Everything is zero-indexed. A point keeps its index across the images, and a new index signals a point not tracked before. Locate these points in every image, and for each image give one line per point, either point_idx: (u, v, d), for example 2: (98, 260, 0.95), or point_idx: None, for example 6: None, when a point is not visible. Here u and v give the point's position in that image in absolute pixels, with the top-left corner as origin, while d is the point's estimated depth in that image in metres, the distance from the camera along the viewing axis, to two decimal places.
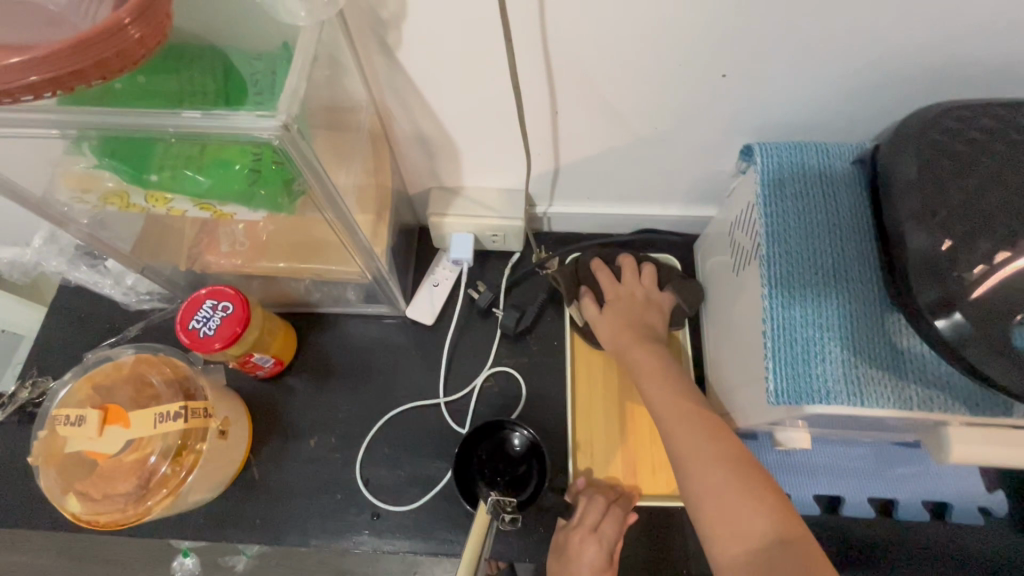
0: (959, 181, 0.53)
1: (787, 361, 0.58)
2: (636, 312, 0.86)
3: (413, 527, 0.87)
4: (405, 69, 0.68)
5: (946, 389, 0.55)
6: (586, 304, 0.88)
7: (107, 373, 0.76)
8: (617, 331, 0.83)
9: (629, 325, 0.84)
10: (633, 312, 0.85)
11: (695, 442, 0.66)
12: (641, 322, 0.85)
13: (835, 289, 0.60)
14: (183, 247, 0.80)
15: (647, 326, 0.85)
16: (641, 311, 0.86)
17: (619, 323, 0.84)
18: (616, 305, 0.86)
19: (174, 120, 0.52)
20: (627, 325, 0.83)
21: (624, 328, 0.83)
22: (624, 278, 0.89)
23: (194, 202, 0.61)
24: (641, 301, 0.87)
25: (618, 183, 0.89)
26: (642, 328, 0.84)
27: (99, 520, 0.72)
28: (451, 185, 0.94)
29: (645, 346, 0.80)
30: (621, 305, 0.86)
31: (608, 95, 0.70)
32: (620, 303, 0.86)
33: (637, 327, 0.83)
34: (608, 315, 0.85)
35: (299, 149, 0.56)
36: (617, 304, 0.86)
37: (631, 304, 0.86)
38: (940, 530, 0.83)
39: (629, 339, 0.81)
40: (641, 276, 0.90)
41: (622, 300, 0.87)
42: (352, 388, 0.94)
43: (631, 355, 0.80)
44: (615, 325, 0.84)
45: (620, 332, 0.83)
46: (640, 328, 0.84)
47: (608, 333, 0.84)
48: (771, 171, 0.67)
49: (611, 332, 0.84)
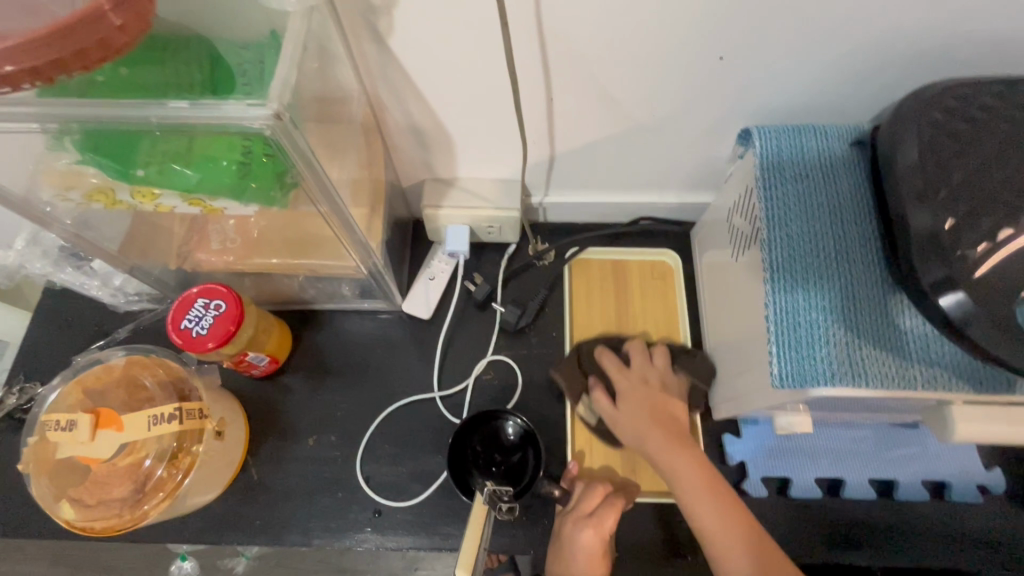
0: (961, 160, 0.52)
1: (790, 345, 0.58)
2: (653, 396, 0.82)
3: (416, 523, 0.85)
4: (398, 57, 0.66)
5: (949, 367, 0.56)
6: (598, 398, 0.84)
7: (98, 377, 0.75)
8: (634, 422, 0.79)
9: (646, 415, 0.79)
10: (651, 396, 0.82)
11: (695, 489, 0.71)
12: (659, 408, 0.81)
13: (838, 273, 0.60)
14: (172, 245, 0.78)
15: (666, 413, 0.80)
16: (658, 395, 0.82)
17: (635, 412, 0.80)
18: (630, 394, 0.82)
19: (160, 111, 0.51)
20: (645, 415, 0.79)
21: (643, 417, 0.79)
22: (633, 363, 0.87)
23: (183, 197, 0.59)
24: (658, 386, 0.83)
25: (614, 172, 0.89)
26: (662, 415, 0.79)
27: (94, 527, 0.69)
28: (445, 177, 0.92)
29: (665, 432, 0.77)
30: (636, 395, 0.82)
31: (604, 81, 0.69)
32: (634, 391, 0.83)
33: (656, 414, 0.79)
34: (623, 407, 0.82)
35: (292, 140, 0.54)
36: (632, 395, 0.82)
37: (644, 388, 0.83)
38: (939, 509, 0.83)
39: (644, 426, 0.78)
40: (651, 359, 0.88)
41: (634, 387, 0.83)
42: (350, 385, 0.93)
43: (651, 447, 0.76)
44: (635, 420, 0.79)
45: (639, 421, 0.79)
46: (659, 412, 0.80)
47: (628, 425, 0.80)
48: (772, 154, 0.66)
49: (636, 429, 0.79)
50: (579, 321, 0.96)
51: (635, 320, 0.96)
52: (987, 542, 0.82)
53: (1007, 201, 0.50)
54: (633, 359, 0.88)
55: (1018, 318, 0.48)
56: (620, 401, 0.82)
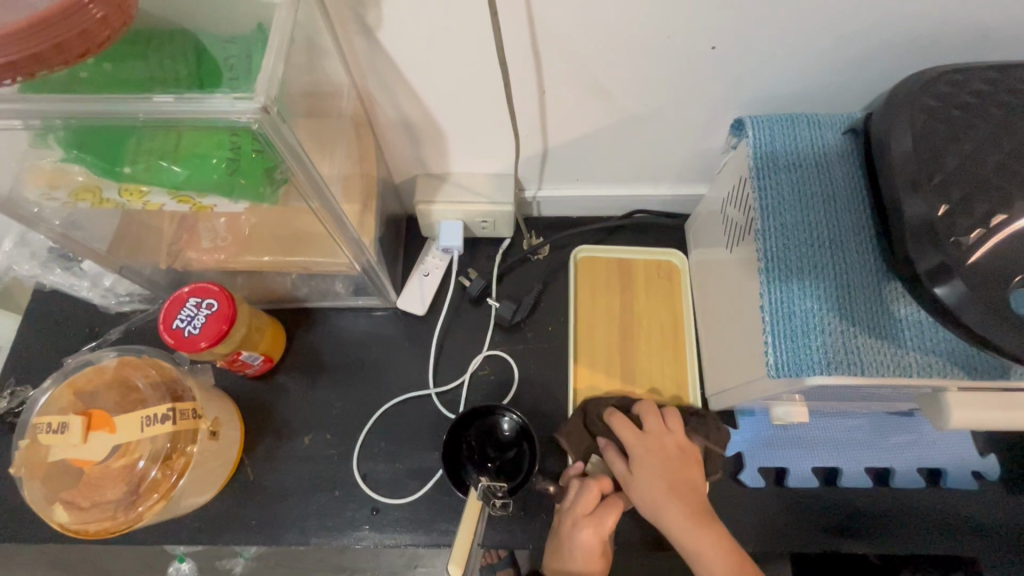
0: (954, 145, 0.52)
1: (786, 334, 0.58)
2: (675, 469, 0.74)
3: (414, 519, 0.85)
4: (387, 51, 0.66)
5: (944, 353, 0.56)
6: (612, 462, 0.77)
7: (89, 378, 0.74)
8: (660, 505, 0.71)
9: (672, 497, 0.71)
10: (673, 469, 0.73)
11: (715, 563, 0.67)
12: (683, 483, 0.73)
13: (833, 263, 0.60)
14: (162, 243, 0.78)
15: (690, 489, 0.72)
16: (680, 470, 0.74)
17: (662, 492, 0.71)
18: (648, 462, 0.74)
19: (145, 106, 0.50)
20: (673, 496, 0.71)
21: (668, 494, 0.71)
22: (649, 427, 0.78)
23: (171, 194, 0.58)
24: (679, 456, 0.75)
25: (607, 164, 0.88)
26: (686, 491, 0.72)
27: (89, 531, 0.68)
28: (438, 172, 0.92)
29: (689, 510, 0.70)
30: (658, 470, 0.73)
31: (596, 72, 0.69)
32: (658, 467, 0.73)
33: (680, 491, 0.71)
34: (643, 481, 0.73)
35: (281, 133, 0.53)
36: (658, 472, 0.73)
37: (666, 460, 0.74)
38: (934, 496, 0.84)
39: (670, 509, 0.70)
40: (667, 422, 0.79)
41: (653, 455, 0.75)
42: (345, 382, 0.93)
43: (679, 533, 0.69)
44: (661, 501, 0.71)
45: (661, 498, 0.71)
46: (682, 489, 0.72)
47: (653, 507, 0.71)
48: (765, 145, 0.66)
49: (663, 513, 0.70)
50: (580, 313, 0.95)
51: (638, 319, 0.95)
52: (982, 528, 0.83)
53: (1000, 187, 0.50)
54: (647, 422, 0.79)
55: (1015, 304, 0.48)
56: (640, 477, 0.73)
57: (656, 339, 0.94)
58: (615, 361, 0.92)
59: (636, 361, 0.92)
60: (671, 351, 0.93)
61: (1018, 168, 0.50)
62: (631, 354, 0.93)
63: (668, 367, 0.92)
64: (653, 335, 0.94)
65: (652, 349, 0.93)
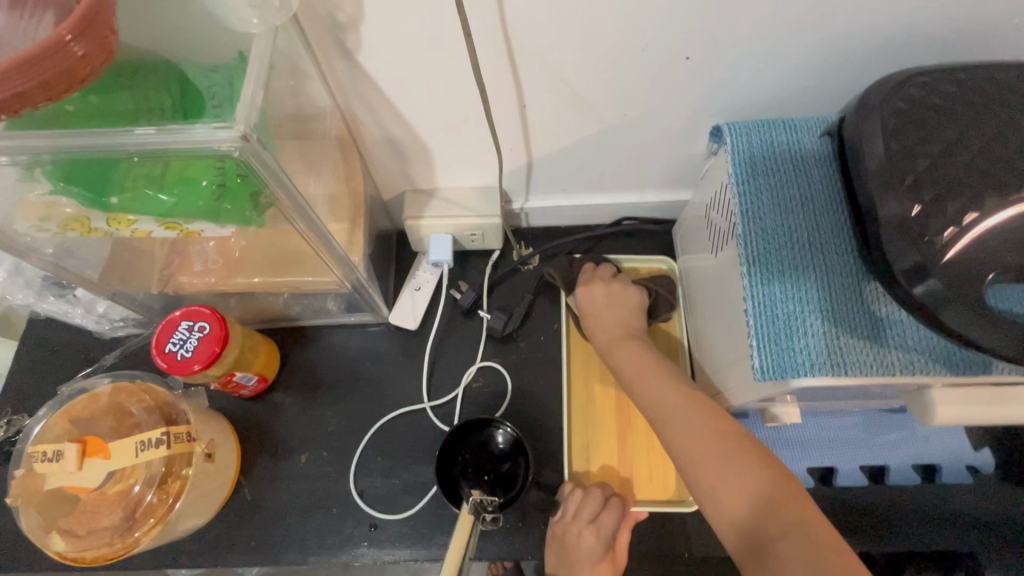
0: (924, 146, 0.53)
1: (770, 337, 0.58)
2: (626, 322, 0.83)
3: (412, 534, 0.85)
4: (367, 72, 0.67)
5: (927, 352, 0.56)
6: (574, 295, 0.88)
7: (84, 406, 0.74)
8: (604, 335, 0.82)
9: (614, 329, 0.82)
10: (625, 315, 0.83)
11: (704, 448, 0.60)
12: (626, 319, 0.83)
13: (813, 264, 0.61)
14: (154, 269, 0.79)
15: (627, 325, 0.83)
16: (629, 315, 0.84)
17: (605, 322, 0.83)
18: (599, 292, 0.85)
19: (129, 138, 0.51)
20: (611, 326, 0.82)
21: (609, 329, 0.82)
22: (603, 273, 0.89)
23: (159, 222, 0.59)
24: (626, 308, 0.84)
25: (592, 174, 0.89)
26: (629, 330, 0.82)
27: (86, 558, 0.69)
28: (426, 188, 0.93)
29: (675, 390, 0.69)
30: (607, 311, 0.84)
31: (574, 85, 0.70)
32: (606, 307, 0.84)
33: (625, 330, 0.82)
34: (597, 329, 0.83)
35: (262, 159, 0.54)
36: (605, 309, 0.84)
37: (617, 306, 0.84)
38: (931, 491, 0.84)
39: (622, 352, 0.78)
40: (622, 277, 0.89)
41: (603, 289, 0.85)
42: (340, 400, 0.93)
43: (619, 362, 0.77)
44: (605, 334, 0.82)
45: (605, 329, 0.82)
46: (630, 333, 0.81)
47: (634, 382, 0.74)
48: (743, 151, 0.67)
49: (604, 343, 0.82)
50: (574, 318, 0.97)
51: None
52: (980, 523, 0.83)
53: (973, 187, 0.51)
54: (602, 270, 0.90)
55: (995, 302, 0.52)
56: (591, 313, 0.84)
57: None
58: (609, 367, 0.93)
59: None
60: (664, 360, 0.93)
61: (989, 168, 0.51)
62: None
63: None
64: None
65: None
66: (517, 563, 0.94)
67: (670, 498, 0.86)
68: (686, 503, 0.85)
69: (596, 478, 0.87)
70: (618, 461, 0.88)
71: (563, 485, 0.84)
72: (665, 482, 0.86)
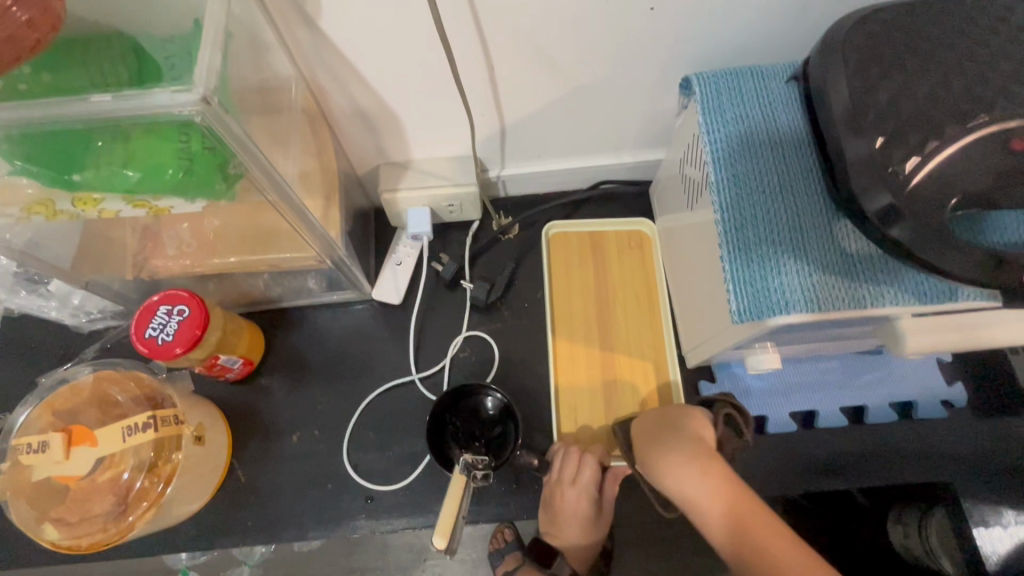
0: (885, 81, 0.54)
1: (745, 280, 0.60)
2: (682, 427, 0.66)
3: (408, 503, 0.87)
4: (329, 38, 0.65)
5: (896, 283, 0.57)
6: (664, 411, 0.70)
7: (66, 398, 0.73)
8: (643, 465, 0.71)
9: (670, 431, 0.64)
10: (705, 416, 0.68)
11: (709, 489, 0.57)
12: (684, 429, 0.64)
13: (784, 205, 0.62)
14: (127, 255, 0.77)
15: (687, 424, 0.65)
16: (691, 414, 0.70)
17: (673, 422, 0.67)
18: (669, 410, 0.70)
19: (83, 107, 0.50)
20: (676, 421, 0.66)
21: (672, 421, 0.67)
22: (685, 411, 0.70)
23: (126, 199, 0.58)
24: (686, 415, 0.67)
25: (566, 137, 0.89)
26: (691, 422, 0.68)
27: (80, 545, 0.69)
28: (400, 160, 0.92)
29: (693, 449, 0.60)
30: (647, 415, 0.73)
31: (542, 43, 0.69)
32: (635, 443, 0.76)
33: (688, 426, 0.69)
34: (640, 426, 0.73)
35: (225, 123, 0.53)
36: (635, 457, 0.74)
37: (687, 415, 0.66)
38: (907, 427, 0.87)
39: (662, 454, 0.61)
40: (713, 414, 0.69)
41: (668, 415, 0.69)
42: (327, 379, 0.93)
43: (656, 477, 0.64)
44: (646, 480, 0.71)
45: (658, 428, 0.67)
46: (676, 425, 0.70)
47: (674, 484, 0.59)
48: (711, 99, 0.68)
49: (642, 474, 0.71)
50: (556, 279, 0.97)
51: (614, 289, 0.96)
52: (956, 454, 0.86)
53: (935, 118, 0.52)
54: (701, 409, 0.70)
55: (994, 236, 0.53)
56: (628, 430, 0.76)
57: (632, 305, 0.95)
58: (593, 329, 0.93)
59: (613, 326, 0.94)
60: (646, 319, 0.94)
61: (950, 98, 0.52)
62: (607, 320, 0.94)
63: (643, 325, 0.94)
64: (629, 302, 0.95)
65: (628, 317, 0.94)
66: (518, 534, 0.84)
67: None
68: None
69: (584, 437, 0.88)
70: (606, 420, 0.88)
71: (551, 446, 0.84)
72: None
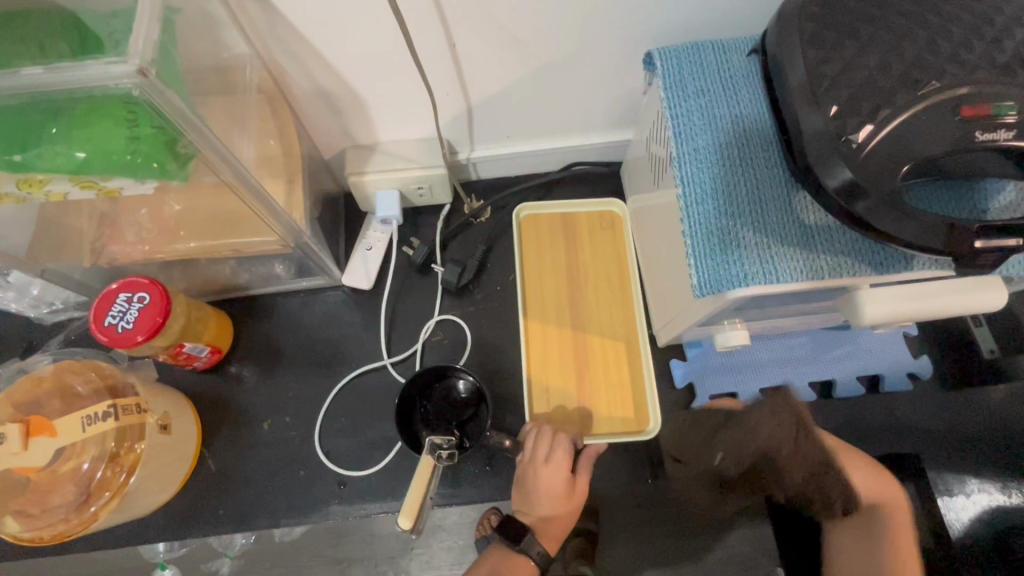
0: (839, 50, 0.54)
1: (706, 253, 0.60)
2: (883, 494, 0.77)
3: (381, 488, 0.86)
4: (286, 17, 0.64)
5: (852, 253, 0.58)
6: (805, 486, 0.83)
7: (26, 390, 0.71)
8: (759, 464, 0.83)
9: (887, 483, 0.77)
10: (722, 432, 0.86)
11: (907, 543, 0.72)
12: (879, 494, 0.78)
13: (744, 177, 0.62)
14: (84, 241, 0.75)
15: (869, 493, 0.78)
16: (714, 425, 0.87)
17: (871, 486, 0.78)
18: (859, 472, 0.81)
19: (15, 81, 0.48)
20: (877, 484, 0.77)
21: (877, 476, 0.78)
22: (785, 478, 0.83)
23: (73, 180, 0.56)
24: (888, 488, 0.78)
25: (534, 117, 0.88)
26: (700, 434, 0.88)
27: (42, 537, 0.68)
28: (368, 143, 0.90)
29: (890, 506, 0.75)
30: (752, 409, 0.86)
31: (504, 19, 0.68)
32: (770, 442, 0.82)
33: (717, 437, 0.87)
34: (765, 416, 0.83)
35: (167, 98, 0.52)
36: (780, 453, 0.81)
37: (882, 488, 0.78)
38: (874, 400, 0.89)
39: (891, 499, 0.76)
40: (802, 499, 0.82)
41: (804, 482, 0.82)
42: (298, 366, 0.92)
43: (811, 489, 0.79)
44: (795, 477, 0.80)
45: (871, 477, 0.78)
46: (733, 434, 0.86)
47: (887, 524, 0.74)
48: (673, 74, 0.67)
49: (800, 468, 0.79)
50: (528, 261, 0.96)
51: (586, 270, 0.96)
52: (922, 427, 0.88)
53: (886, 86, 0.51)
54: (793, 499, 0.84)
55: (942, 205, 0.54)
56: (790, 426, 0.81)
57: (604, 286, 0.95)
58: (565, 310, 0.93)
59: (585, 307, 0.94)
60: (618, 299, 0.94)
61: (901, 67, 0.52)
62: (578, 301, 0.94)
63: (616, 306, 0.94)
64: (601, 283, 0.95)
65: (601, 298, 0.94)
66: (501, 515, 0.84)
67: (629, 429, 0.88)
68: (647, 432, 0.87)
69: (556, 417, 0.87)
70: (578, 400, 0.88)
71: (524, 426, 0.84)
72: (623, 414, 0.88)
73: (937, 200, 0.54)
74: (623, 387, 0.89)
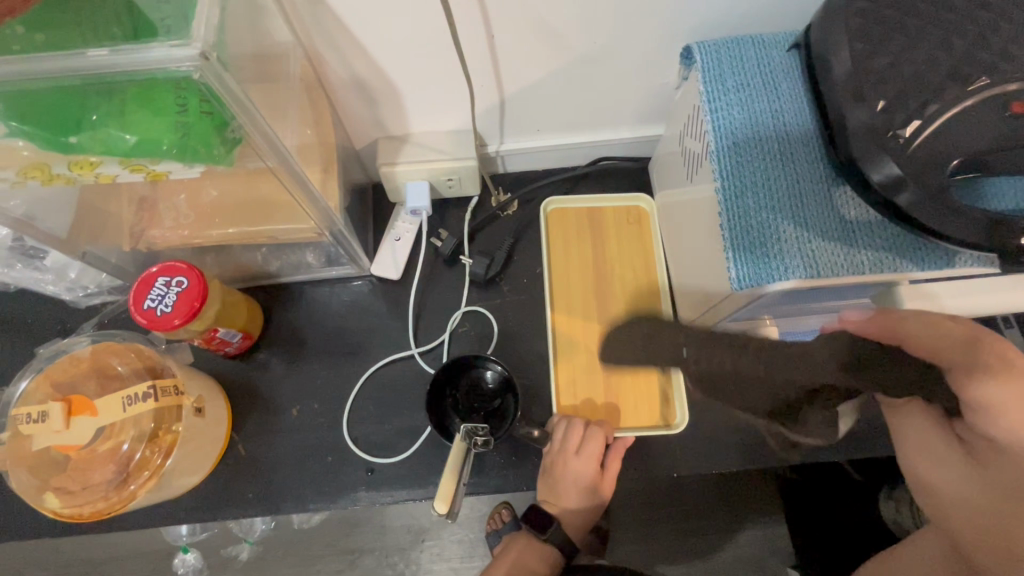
0: (887, 45, 0.54)
1: (746, 247, 0.60)
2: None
3: (409, 476, 0.87)
4: (328, 4, 0.64)
5: (895, 249, 0.58)
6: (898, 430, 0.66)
7: (65, 369, 0.73)
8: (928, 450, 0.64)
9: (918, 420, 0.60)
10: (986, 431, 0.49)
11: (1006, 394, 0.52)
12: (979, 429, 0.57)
13: (784, 172, 0.62)
14: (124, 227, 0.77)
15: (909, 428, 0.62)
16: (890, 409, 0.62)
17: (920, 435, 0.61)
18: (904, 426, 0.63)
19: (81, 62, 0.50)
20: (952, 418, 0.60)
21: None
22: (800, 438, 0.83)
23: (124, 163, 0.57)
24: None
25: (566, 111, 0.89)
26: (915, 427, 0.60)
27: (81, 514, 0.69)
28: (399, 134, 0.91)
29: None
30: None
31: (543, 11, 0.68)
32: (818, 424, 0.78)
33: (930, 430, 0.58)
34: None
35: (223, 82, 0.53)
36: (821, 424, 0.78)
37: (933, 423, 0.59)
38: None
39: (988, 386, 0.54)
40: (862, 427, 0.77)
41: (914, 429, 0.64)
42: (326, 354, 0.93)
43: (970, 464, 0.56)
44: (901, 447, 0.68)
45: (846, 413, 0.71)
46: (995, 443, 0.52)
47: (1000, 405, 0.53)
48: (712, 68, 0.68)
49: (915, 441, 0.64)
50: (555, 256, 0.97)
51: (612, 264, 0.96)
52: None
53: (934, 82, 0.51)
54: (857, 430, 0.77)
55: (987, 201, 0.54)
56: None
57: (630, 279, 0.95)
58: (592, 304, 0.94)
59: (611, 301, 0.94)
60: (644, 293, 0.95)
61: (950, 62, 0.52)
62: (604, 295, 0.94)
63: (642, 301, 0.94)
64: (627, 277, 0.96)
65: (627, 292, 0.95)
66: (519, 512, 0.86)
67: (655, 423, 0.88)
68: (673, 425, 0.87)
69: (582, 409, 0.88)
70: (603, 392, 0.89)
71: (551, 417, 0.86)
72: (649, 407, 0.88)
73: (981, 196, 0.54)
74: (650, 379, 0.90)
